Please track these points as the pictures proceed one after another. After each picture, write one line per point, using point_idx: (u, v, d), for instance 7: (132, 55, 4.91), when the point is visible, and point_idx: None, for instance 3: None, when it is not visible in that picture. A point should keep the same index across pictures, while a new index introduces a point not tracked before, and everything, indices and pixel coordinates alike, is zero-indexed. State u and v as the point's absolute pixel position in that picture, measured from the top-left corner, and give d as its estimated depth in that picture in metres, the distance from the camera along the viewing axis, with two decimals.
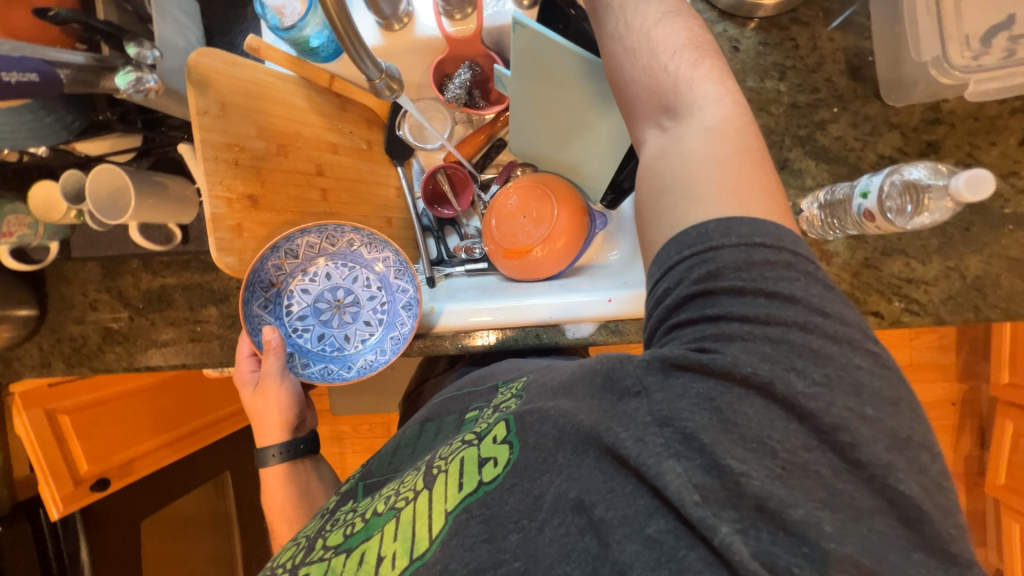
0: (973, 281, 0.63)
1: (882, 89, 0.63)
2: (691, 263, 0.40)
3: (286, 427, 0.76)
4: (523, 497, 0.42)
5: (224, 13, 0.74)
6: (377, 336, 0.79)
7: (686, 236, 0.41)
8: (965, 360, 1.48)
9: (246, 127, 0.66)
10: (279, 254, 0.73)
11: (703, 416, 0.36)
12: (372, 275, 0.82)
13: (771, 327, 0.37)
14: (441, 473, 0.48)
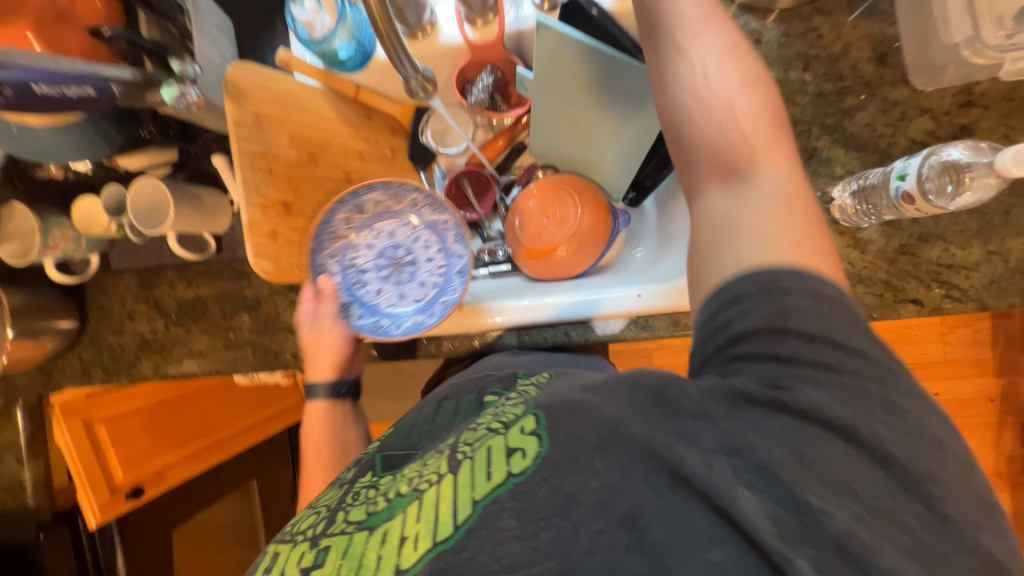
0: (1017, 265, 0.61)
1: (910, 73, 0.62)
2: (759, 302, 0.38)
3: (335, 368, 0.74)
4: (553, 491, 0.39)
5: (256, 30, 0.77)
6: (429, 299, 0.76)
7: (746, 274, 0.39)
8: (1002, 354, 1.43)
9: (279, 136, 0.68)
10: (346, 208, 0.74)
11: (784, 452, 0.35)
12: (430, 236, 0.79)
13: (846, 374, 0.36)
14: (467, 459, 0.46)
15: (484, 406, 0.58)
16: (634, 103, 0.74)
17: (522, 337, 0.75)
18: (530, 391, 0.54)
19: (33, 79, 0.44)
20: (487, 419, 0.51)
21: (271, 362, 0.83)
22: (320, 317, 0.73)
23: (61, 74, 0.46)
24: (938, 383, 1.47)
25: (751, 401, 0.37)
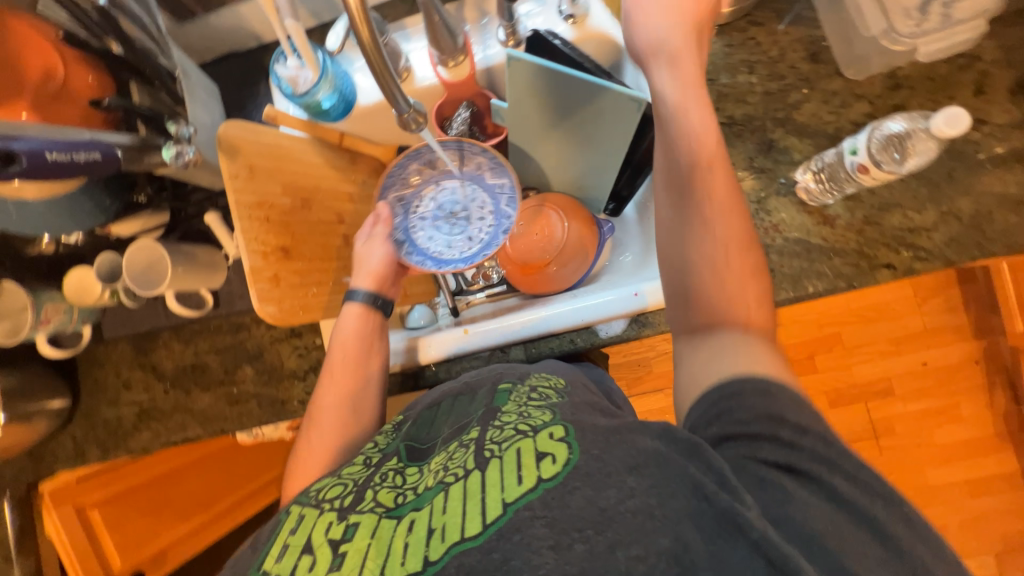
0: (970, 221, 0.67)
1: (841, 66, 0.70)
2: (759, 396, 0.44)
3: (378, 284, 0.75)
4: (585, 502, 0.41)
5: (240, 92, 0.81)
6: (473, 251, 0.84)
7: (728, 380, 0.47)
8: (977, 317, 1.51)
9: (273, 186, 0.70)
10: (421, 158, 0.84)
11: (817, 516, 0.39)
12: (486, 198, 0.87)
13: (845, 462, 0.41)
14: (496, 458, 0.47)
15: (500, 397, 0.58)
16: (605, 130, 0.76)
17: (528, 349, 0.78)
18: (551, 394, 0.56)
19: (46, 148, 0.46)
20: (512, 418, 0.52)
21: (278, 413, 0.82)
22: (376, 234, 0.77)
23: (69, 142, 0.48)
24: (924, 352, 1.53)
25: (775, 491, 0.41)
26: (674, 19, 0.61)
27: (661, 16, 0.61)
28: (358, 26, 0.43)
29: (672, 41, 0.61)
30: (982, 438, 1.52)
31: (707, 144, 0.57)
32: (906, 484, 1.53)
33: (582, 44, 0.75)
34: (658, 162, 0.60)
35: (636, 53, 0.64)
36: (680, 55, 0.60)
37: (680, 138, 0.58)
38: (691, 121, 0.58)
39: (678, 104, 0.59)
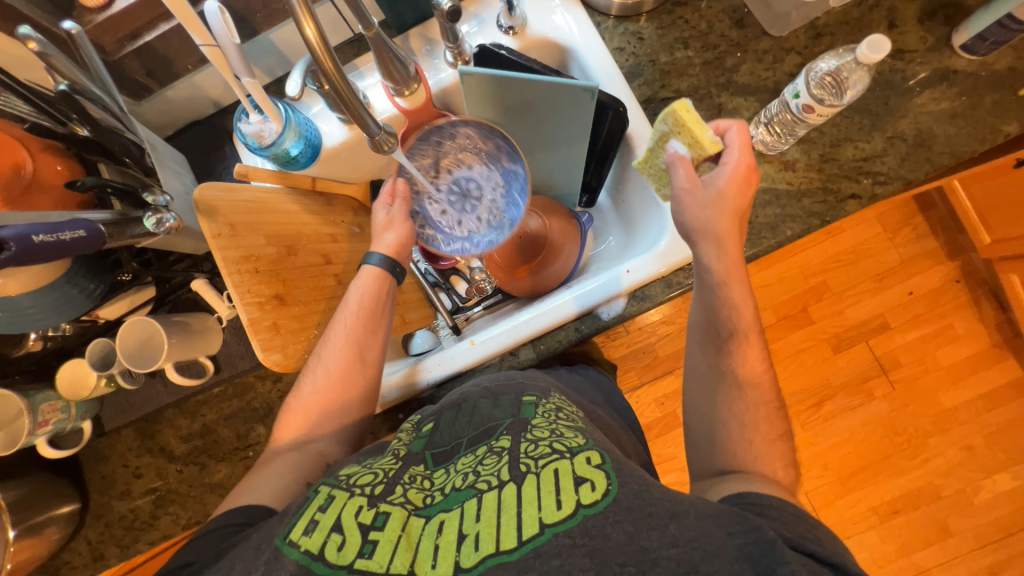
0: (915, 140, 0.72)
1: (766, 27, 0.76)
2: (775, 503, 0.50)
3: (398, 254, 0.77)
4: (627, 538, 0.41)
5: (208, 157, 0.82)
6: (479, 232, 0.86)
7: (744, 492, 0.52)
8: (946, 238, 1.58)
9: (256, 239, 0.71)
10: (442, 133, 0.82)
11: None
12: (500, 179, 0.85)
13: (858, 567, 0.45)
14: (532, 474, 0.47)
15: (527, 407, 0.59)
16: (564, 123, 0.79)
17: (537, 349, 0.78)
18: (577, 417, 0.58)
19: (32, 232, 0.47)
20: (544, 435, 0.53)
21: None
22: (394, 214, 0.78)
23: (51, 224, 0.48)
24: (909, 281, 1.58)
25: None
26: (720, 202, 0.61)
27: (710, 193, 0.61)
28: (321, 59, 0.46)
29: (717, 220, 0.61)
30: (981, 352, 1.57)
31: (746, 320, 0.62)
32: (922, 412, 1.56)
33: (528, 50, 0.80)
34: (696, 311, 0.65)
35: (679, 224, 0.64)
36: (726, 236, 0.61)
37: (721, 306, 0.62)
38: (733, 292, 0.62)
39: (722, 278, 0.62)
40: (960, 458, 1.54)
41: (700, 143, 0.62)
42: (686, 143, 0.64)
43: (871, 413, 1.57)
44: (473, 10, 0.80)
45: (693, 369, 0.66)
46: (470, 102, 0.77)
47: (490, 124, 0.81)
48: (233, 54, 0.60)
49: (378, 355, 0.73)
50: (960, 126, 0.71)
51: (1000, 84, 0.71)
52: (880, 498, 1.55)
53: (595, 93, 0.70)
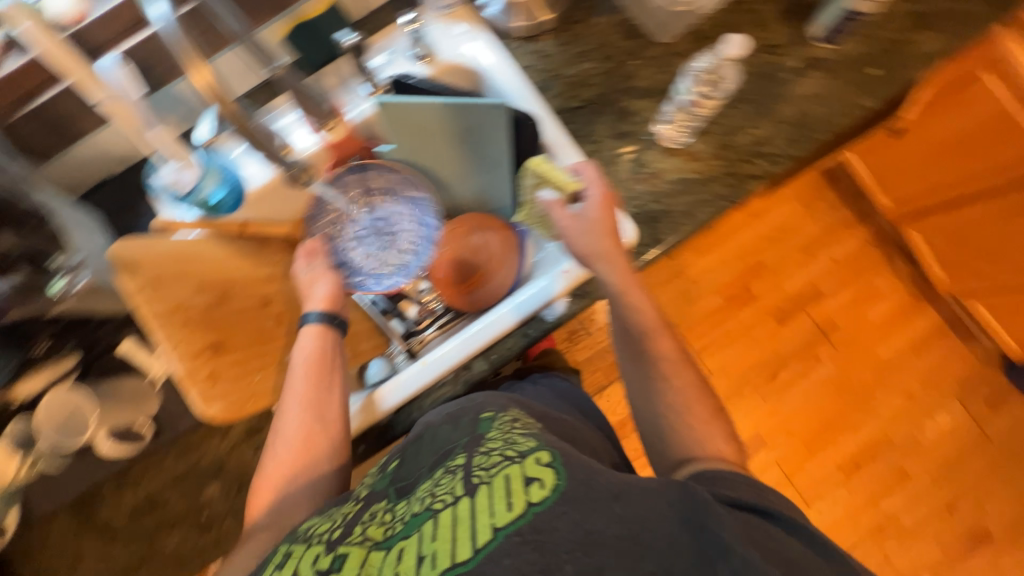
0: (795, 121, 0.80)
1: (653, 36, 0.84)
2: (728, 475, 0.54)
3: (333, 304, 0.76)
4: (573, 526, 0.44)
5: (127, 214, 0.80)
6: (405, 262, 0.93)
7: (699, 466, 0.57)
8: (854, 206, 1.74)
9: (184, 288, 0.70)
10: (340, 183, 0.87)
11: (794, 547, 0.47)
12: (407, 209, 0.92)
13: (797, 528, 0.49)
14: (485, 484, 0.48)
15: (482, 423, 0.58)
16: (482, 138, 0.82)
17: (489, 359, 0.79)
18: (534, 426, 0.57)
19: None
20: (497, 443, 0.53)
21: None
22: (318, 268, 0.79)
23: None
24: (832, 250, 1.73)
25: (753, 529, 0.47)
26: (596, 227, 0.69)
27: (585, 220, 0.70)
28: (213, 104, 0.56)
29: (598, 242, 0.69)
30: (904, 304, 1.72)
31: (653, 320, 0.67)
32: (864, 367, 1.68)
33: (442, 76, 0.83)
34: (611, 323, 0.71)
35: (573, 252, 0.72)
36: (611, 253, 0.68)
37: (628, 313, 0.68)
38: (634, 298, 0.68)
39: (621, 288, 0.68)
40: (903, 404, 1.66)
41: (560, 183, 0.74)
42: (552, 189, 0.76)
43: (821, 376, 1.68)
44: (382, 45, 0.84)
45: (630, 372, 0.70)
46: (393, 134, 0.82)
47: (388, 161, 0.88)
48: (138, 108, 0.64)
49: (339, 414, 0.71)
50: (829, 105, 0.81)
51: (855, 66, 0.82)
52: (842, 454, 1.65)
53: (504, 108, 0.75)
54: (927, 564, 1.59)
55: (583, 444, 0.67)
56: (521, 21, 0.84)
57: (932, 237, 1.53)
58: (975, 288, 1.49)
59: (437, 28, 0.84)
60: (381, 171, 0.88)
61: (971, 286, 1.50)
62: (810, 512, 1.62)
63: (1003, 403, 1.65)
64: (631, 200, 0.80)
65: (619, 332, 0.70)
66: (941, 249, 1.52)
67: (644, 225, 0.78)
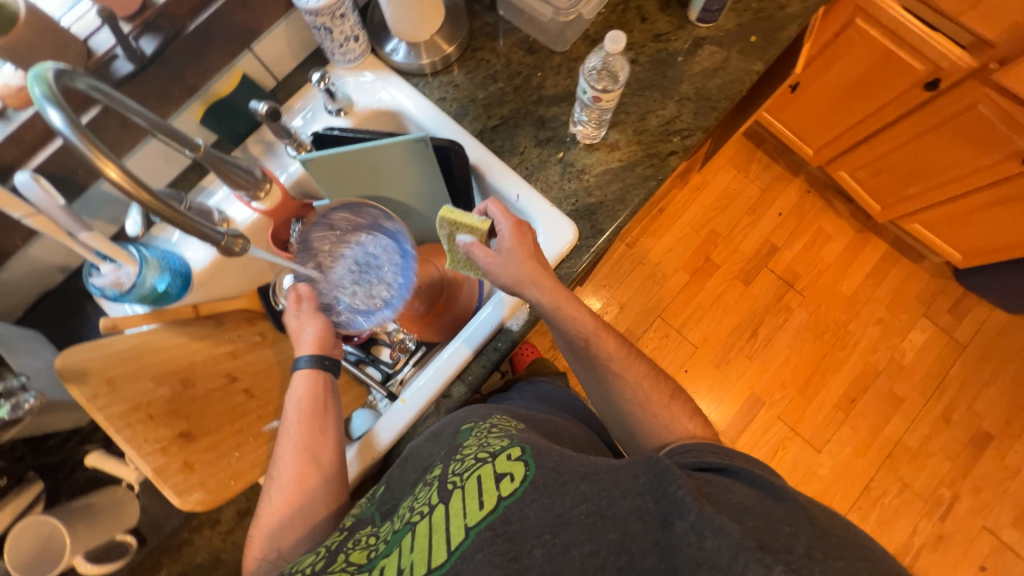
0: (697, 97, 0.87)
1: (552, 47, 0.89)
2: (696, 448, 0.60)
3: (322, 346, 0.75)
4: (542, 510, 0.49)
5: (74, 324, 0.79)
6: (390, 295, 0.87)
7: (674, 445, 0.62)
8: (785, 160, 1.85)
9: (143, 383, 0.67)
10: (321, 228, 0.87)
11: (749, 496, 0.52)
12: (387, 243, 0.90)
13: (757, 484, 0.54)
14: (459, 488, 0.54)
15: (461, 434, 0.63)
16: (412, 171, 0.83)
17: (467, 381, 0.80)
18: (510, 426, 0.62)
19: None
20: (471, 448, 0.59)
21: None
22: (304, 313, 0.76)
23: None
24: (775, 205, 1.82)
25: (713, 487, 0.53)
26: (516, 255, 0.71)
27: (504, 254, 0.71)
28: (136, 193, 0.49)
29: (521, 269, 0.71)
30: (853, 239, 1.80)
31: (589, 325, 0.73)
32: (833, 306, 1.76)
33: (363, 124, 0.87)
34: (554, 338, 0.76)
35: (501, 286, 0.73)
36: (536, 277, 0.71)
37: (565, 325, 0.73)
38: (567, 309, 0.72)
39: (552, 305, 0.72)
40: (877, 333, 1.74)
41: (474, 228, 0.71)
42: (467, 232, 0.73)
43: (797, 324, 1.74)
44: (299, 105, 0.86)
45: (595, 375, 0.74)
46: (325, 187, 0.85)
47: (357, 201, 0.87)
48: (60, 216, 0.61)
49: (336, 454, 0.71)
50: (722, 77, 0.87)
51: (736, 38, 0.89)
52: (835, 394, 1.69)
53: (426, 141, 0.75)
54: (942, 479, 1.63)
55: (568, 438, 0.69)
56: (429, 57, 0.87)
57: (857, 174, 1.63)
58: (907, 211, 1.60)
59: (349, 80, 0.87)
60: (350, 211, 0.87)
61: (902, 211, 1.61)
62: (821, 458, 1.65)
63: (965, 310, 1.74)
64: (565, 199, 0.84)
65: (568, 345, 0.75)
66: (866, 184, 1.63)
67: (582, 219, 0.83)
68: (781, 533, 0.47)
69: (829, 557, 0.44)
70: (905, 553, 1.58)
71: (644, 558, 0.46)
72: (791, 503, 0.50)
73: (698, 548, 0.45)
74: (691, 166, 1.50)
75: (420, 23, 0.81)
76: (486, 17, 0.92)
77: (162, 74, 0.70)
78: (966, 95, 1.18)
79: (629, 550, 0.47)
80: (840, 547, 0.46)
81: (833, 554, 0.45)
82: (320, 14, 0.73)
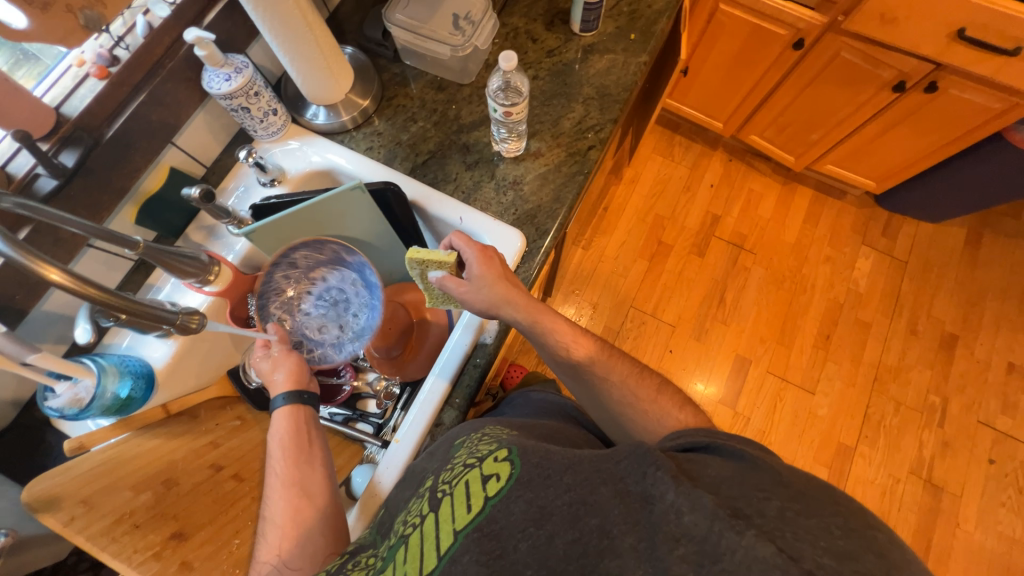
0: (599, 94, 0.95)
1: (460, 79, 0.97)
2: (690, 433, 0.61)
3: (297, 381, 0.74)
4: (527, 504, 0.52)
5: (37, 455, 0.75)
6: (361, 328, 0.88)
7: (670, 434, 0.63)
8: (702, 136, 2.00)
9: (122, 494, 0.64)
10: (284, 268, 0.86)
11: (722, 467, 0.55)
12: (353, 275, 0.89)
13: (742, 458, 0.56)
14: (448, 496, 0.56)
15: (454, 446, 0.65)
16: (356, 222, 0.86)
17: (456, 405, 0.80)
18: (501, 431, 0.64)
19: None
20: (461, 456, 0.62)
21: None
22: (275, 353, 0.76)
23: None
24: (705, 178, 1.95)
25: (695, 464, 0.56)
26: (486, 279, 0.73)
27: (475, 281, 0.73)
28: (85, 292, 0.50)
29: (493, 292, 0.73)
30: (782, 192, 1.95)
31: (567, 334, 0.76)
32: (783, 255, 1.87)
33: (299, 188, 0.91)
34: (538, 352, 0.78)
35: (477, 310, 0.75)
36: (508, 295, 0.73)
37: (545, 337, 0.75)
38: (545, 321, 0.75)
39: (530, 320, 0.74)
40: (829, 269, 1.85)
41: (441, 262, 0.73)
42: (437, 268, 0.75)
43: (757, 281, 1.84)
44: (232, 185, 0.88)
45: (585, 381, 0.77)
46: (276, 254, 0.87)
47: (314, 239, 0.83)
48: (5, 343, 0.61)
49: (325, 482, 0.69)
50: (617, 74, 0.97)
51: (619, 39, 0.99)
52: (811, 335, 1.78)
53: (361, 187, 0.79)
54: (929, 387, 1.71)
55: (564, 438, 0.72)
56: (349, 113, 0.92)
57: (765, 134, 1.79)
58: (816, 156, 1.75)
59: (276, 151, 0.90)
60: (309, 250, 0.85)
61: (812, 157, 1.76)
62: (818, 398, 1.71)
63: (895, 230, 1.89)
64: (505, 211, 0.89)
65: (552, 359, 0.78)
66: (775, 140, 1.79)
67: (526, 225, 0.87)
68: (755, 499, 0.50)
69: (802, 516, 0.48)
70: (921, 467, 1.63)
71: (623, 539, 0.48)
72: (766, 470, 0.53)
73: (677, 524, 0.47)
74: (619, 161, 1.60)
75: (333, 85, 0.87)
76: (394, 67, 0.98)
77: (88, 184, 0.71)
78: (827, 47, 1.34)
79: (608, 533, 0.49)
80: (812, 506, 0.50)
81: (805, 513, 0.49)
82: (234, 95, 0.77)
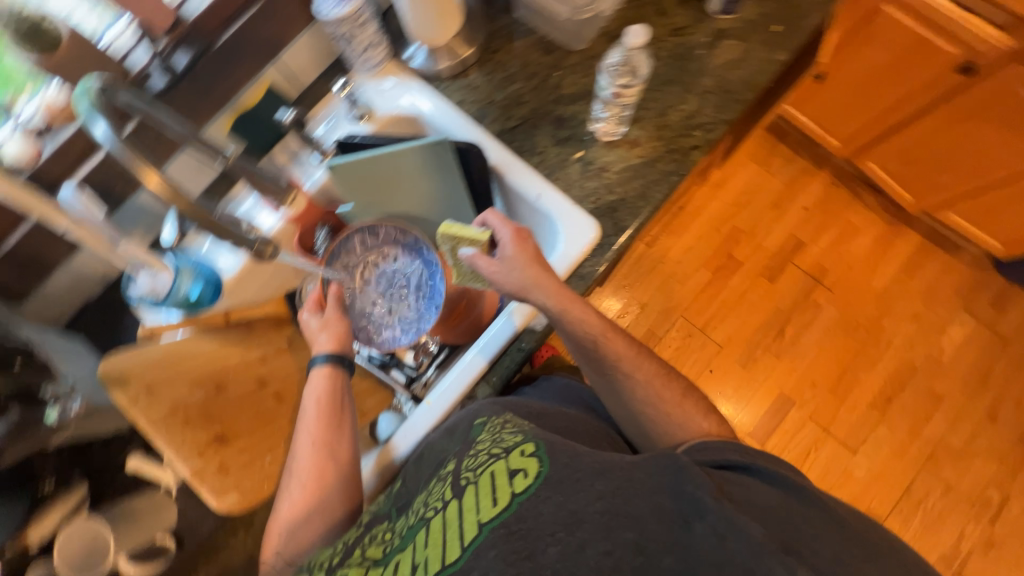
0: (721, 90, 0.85)
1: (569, 45, 0.89)
2: (724, 448, 0.59)
3: (341, 346, 0.76)
4: (557, 507, 0.51)
5: (115, 332, 0.82)
6: (411, 319, 0.88)
7: (694, 443, 0.60)
8: (808, 152, 1.80)
9: (179, 389, 0.70)
10: (365, 235, 0.90)
11: (765, 493, 0.54)
12: (421, 270, 0.90)
13: (784, 487, 0.55)
14: (473, 484, 0.56)
15: (475, 430, 0.65)
16: (433, 175, 0.85)
17: (491, 382, 0.80)
18: (523, 423, 0.64)
19: None
20: (484, 444, 0.61)
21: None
22: (328, 315, 0.78)
23: None
24: (799, 199, 1.77)
25: (729, 483, 0.54)
26: (517, 262, 0.71)
27: (507, 261, 0.71)
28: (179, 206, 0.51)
29: (525, 274, 0.70)
30: (884, 232, 1.73)
31: (597, 327, 0.71)
32: (865, 302, 1.69)
33: (385, 128, 0.88)
34: (563, 341, 0.74)
35: (507, 293, 0.73)
36: (539, 280, 0.70)
37: (573, 327, 0.71)
38: (575, 312, 0.71)
39: (560, 307, 0.70)
40: (914, 329, 1.66)
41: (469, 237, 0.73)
42: (469, 245, 0.74)
43: (826, 321, 1.68)
44: (323, 113, 0.88)
45: (607, 385, 0.72)
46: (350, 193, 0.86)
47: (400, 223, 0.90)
48: (101, 228, 0.65)
49: (350, 449, 0.72)
50: (746, 69, 0.86)
51: (758, 28, 0.87)
52: (870, 393, 1.63)
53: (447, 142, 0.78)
54: (990, 480, 1.54)
55: (583, 433, 0.72)
56: (449, 61, 0.88)
57: (884, 164, 1.57)
58: (938, 202, 1.54)
59: (370, 86, 0.88)
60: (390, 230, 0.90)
61: (934, 202, 1.55)
62: (857, 459, 1.58)
63: (1007, 302, 1.66)
64: (586, 197, 0.83)
65: (576, 347, 0.73)
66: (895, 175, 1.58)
67: (605, 217, 0.82)
68: (799, 539, 0.48)
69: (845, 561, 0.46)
70: (953, 559, 1.50)
71: (661, 559, 0.47)
72: (812, 509, 0.52)
73: (718, 550, 0.46)
74: (712, 162, 1.46)
75: (439, 27, 0.82)
76: (503, 18, 0.92)
77: (194, 88, 0.72)
78: (1006, 78, 1.12)
79: (645, 550, 0.47)
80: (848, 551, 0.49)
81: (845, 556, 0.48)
82: (343, 22, 0.75)
